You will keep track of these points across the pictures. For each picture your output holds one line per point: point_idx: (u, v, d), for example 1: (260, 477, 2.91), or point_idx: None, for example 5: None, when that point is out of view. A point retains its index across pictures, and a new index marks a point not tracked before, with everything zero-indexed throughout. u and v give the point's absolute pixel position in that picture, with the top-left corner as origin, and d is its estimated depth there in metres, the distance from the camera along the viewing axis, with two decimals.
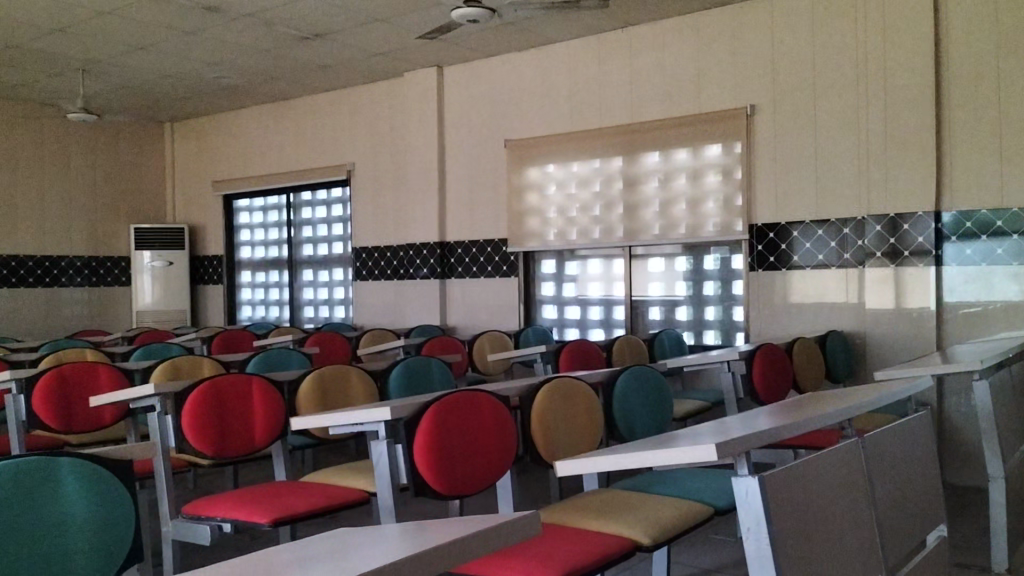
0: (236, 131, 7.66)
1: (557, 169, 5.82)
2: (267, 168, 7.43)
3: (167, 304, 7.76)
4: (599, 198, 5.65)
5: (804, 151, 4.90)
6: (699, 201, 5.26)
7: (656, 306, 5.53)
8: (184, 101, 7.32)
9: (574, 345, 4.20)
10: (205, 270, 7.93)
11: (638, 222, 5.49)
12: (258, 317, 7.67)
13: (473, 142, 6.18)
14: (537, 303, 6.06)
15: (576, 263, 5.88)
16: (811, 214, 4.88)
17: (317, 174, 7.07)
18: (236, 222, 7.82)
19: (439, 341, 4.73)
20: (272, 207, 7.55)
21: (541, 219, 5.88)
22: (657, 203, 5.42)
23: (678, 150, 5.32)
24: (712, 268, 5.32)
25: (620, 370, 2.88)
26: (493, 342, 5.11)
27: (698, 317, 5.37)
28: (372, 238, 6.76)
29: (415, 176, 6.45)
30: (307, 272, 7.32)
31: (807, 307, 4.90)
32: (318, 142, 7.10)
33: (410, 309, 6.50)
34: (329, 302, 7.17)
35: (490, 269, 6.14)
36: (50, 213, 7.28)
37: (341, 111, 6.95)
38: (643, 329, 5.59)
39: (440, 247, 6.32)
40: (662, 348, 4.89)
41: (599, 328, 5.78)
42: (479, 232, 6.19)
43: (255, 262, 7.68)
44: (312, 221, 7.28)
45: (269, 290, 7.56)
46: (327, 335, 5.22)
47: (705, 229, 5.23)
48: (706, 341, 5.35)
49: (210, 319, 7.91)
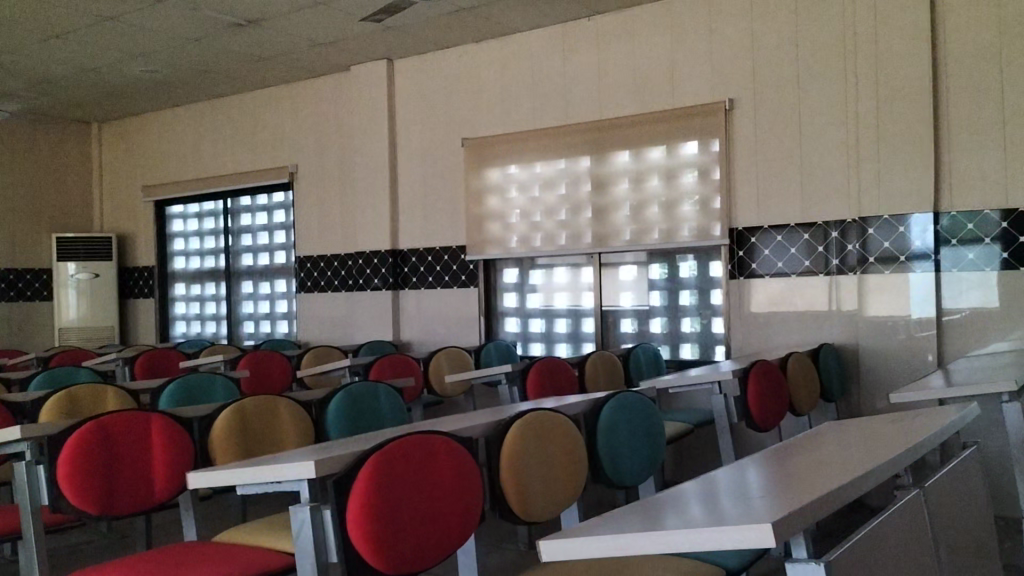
0: (168, 132, 7.06)
1: (518, 169, 5.34)
2: (202, 171, 6.84)
3: (93, 321, 7.11)
4: (564, 201, 5.19)
5: (788, 148, 4.49)
6: (674, 203, 4.82)
7: (628, 318, 5.08)
8: (110, 98, 6.71)
9: (542, 364, 3.70)
10: (135, 282, 7.29)
11: (608, 226, 5.03)
12: (193, 334, 7.06)
13: (426, 141, 5.68)
14: (498, 316, 5.56)
15: (540, 271, 5.40)
16: (797, 216, 4.47)
17: (256, 177, 6.50)
18: (170, 231, 7.20)
19: (390, 360, 4.21)
20: (208, 213, 6.96)
21: (502, 224, 5.39)
22: (627, 206, 4.97)
23: (650, 148, 4.88)
24: (688, 276, 4.88)
25: (606, 397, 2.39)
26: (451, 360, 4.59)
27: (674, 330, 4.92)
28: (317, 246, 6.21)
29: (364, 178, 5.92)
30: (246, 283, 6.74)
31: (795, 318, 4.47)
32: (258, 143, 6.53)
33: (359, 323, 5.96)
34: (271, 316, 6.59)
35: (445, 280, 5.62)
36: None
37: (283, 109, 6.40)
38: (614, 343, 5.13)
39: (392, 255, 5.78)
40: (637, 366, 4.42)
41: (566, 343, 5.31)
42: (433, 239, 5.68)
43: (190, 273, 7.07)
44: (252, 228, 6.70)
45: (206, 303, 6.97)
46: (262, 354, 4.67)
47: (682, 233, 4.78)
48: (684, 356, 4.90)
49: (140, 337, 7.27)
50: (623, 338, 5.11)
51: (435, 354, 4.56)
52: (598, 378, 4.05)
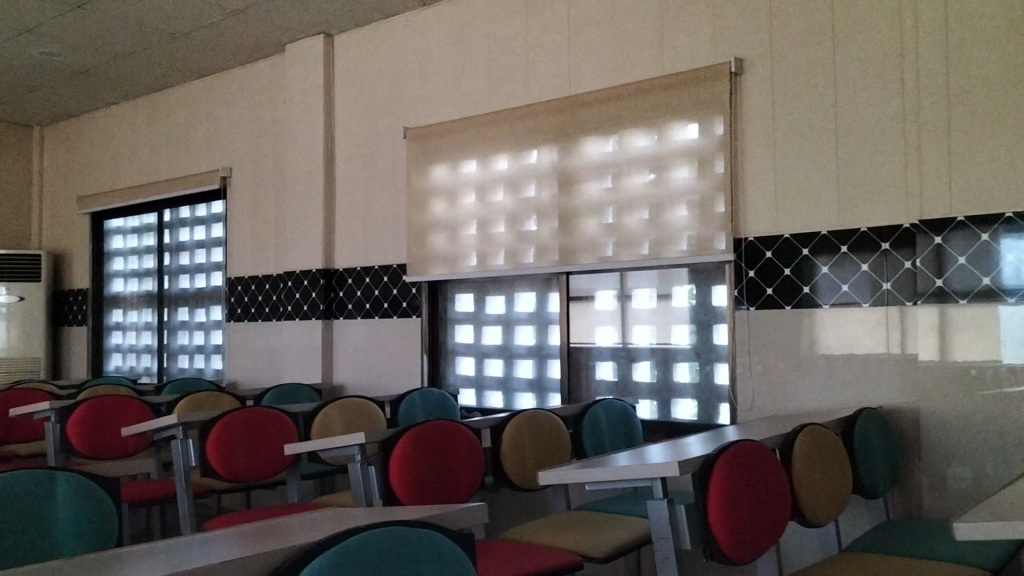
0: (105, 133, 6.08)
1: (470, 167, 4.10)
2: (136, 178, 5.84)
3: (22, 350, 6.15)
4: (524, 206, 3.94)
5: (819, 124, 3.17)
6: (664, 205, 3.53)
7: (609, 360, 3.79)
8: (32, 93, 5.74)
9: (416, 430, 2.45)
10: (69, 307, 6.32)
11: (578, 239, 3.76)
12: (126, 368, 6.03)
13: (368, 134, 4.52)
14: (448, 356, 4.32)
15: (500, 298, 4.16)
16: (830, 222, 3.14)
17: (188, 183, 5.44)
18: (107, 248, 6.21)
19: (236, 417, 3.01)
20: (143, 228, 5.93)
21: (449, 236, 4.16)
22: (605, 211, 3.69)
23: (635, 132, 3.61)
24: (683, 306, 3.58)
25: (332, 537, 1.19)
26: (346, 416, 3.36)
27: (665, 376, 3.63)
28: (249, 266, 5.09)
29: (295, 181, 4.78)
30: (179, 310, 5.69)
31: (829, 365, 3.13)
32: (193, 141, 5.48)
33: (286, 360, 4.79)
34: (204, 349, 5.51)
35: (385, 307, 4.42)
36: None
37: (218, 101, 5.32)
38: (591, 394, 3.85)
39: (323, 275, 4.61)
40: (592, 430, 3.10)
41: (528, 393, 4.04)
42: (372, 256, 4.49)
43: (125, 297, 6.06)
44: (186, 244, 5.64)
45: (140, 333, 5.94)
46: (110, 400, 3.55)
47: (674, 247, 3.49)
48: (678, 415, 3.59)
49: (72, 370, 6.27)
50: (601, 388, 3.82)
51: (322, 407, 3.33)
52: (522, 450, 2.78)
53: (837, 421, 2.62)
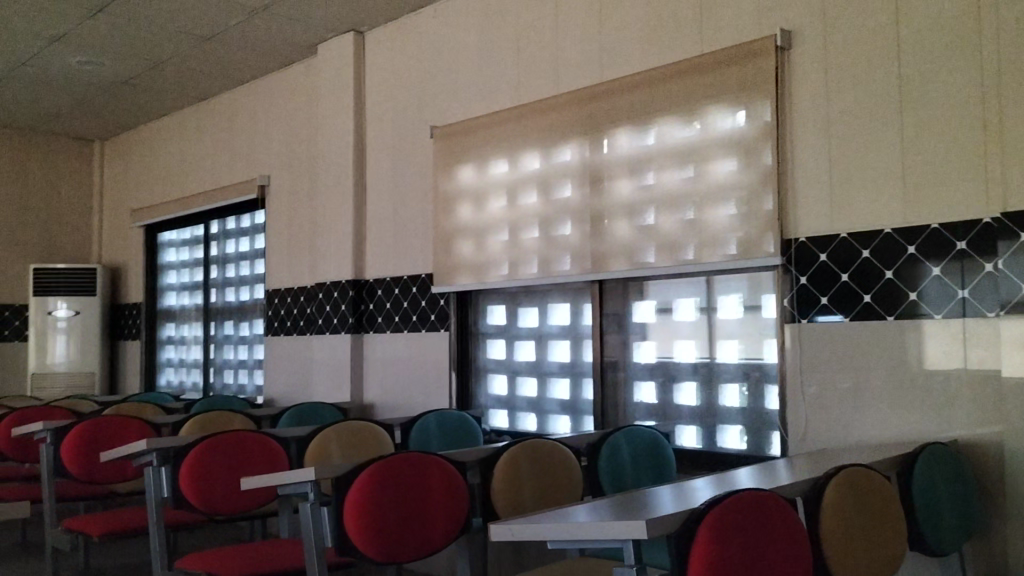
0: (156, 145, 6.01)
1: (498, 167, 3.75)
2: (184, 190, 5.73)
3: (81, 367, 6.14)
4: (554, 208, 3.56)
5: (883, 102, 2.67)
6: (705, 203, 3.09)
7: (649, 380, 3.35)
8: (83, 107, 5.71)
9: (377, 468, 2.11)
10: (126, 321, 6.29)
11: (611, 244, 3.35)
12: (177, 383, 5.93)
13: (397, 136, 4.22)
14: (478, 373, 3.95)
15: (533, 311, 3.75)
16: (895, 218, 2.64)
17: (229, 193, 5.28)
18: (160, 261, 6.14)
19: (217, 444, 2.75)
20: (191, 240, 5.82)
21: (476, 243, 3.81)
22: (641, 212, 3.27)
23: (673, 121, 3.18)
24: (729, 319, 3.12)
25: None
26: (346, 441, 3.06)
27: (711, 399, 3.17)
28: (284, 277, 4.87)
29: (326, 188, 4.53)
30: (224, 324, 5.53)
31: (895, 388, 2.62)
32: (234, 150, 5.31)
33: (317, 377, 4.53)
34: (246, 364, 5.33)
35: (414, 320, 4.10)
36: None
37: (257, 107, 5.15)
38: (630, 418, 3.41)
39: (353, 286, 4.34)
40: (609, 462, 2.69)
41: (561, 416, 3.63)
42: (401, 265, 4.19)
43: (176, 311, 5.96)
44: (230, 256, 5.48)
45: (188, 347, 5.82)
46: (108, 421, 3.34)
47: (717, 250, 3.04)
48: (726, 444, 3.11)
49: (128, 385, 6.22)
50: (641, 411, 3.38)
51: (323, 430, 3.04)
52: (518, 487, 2.40)
53: (892, 463, 2.15)
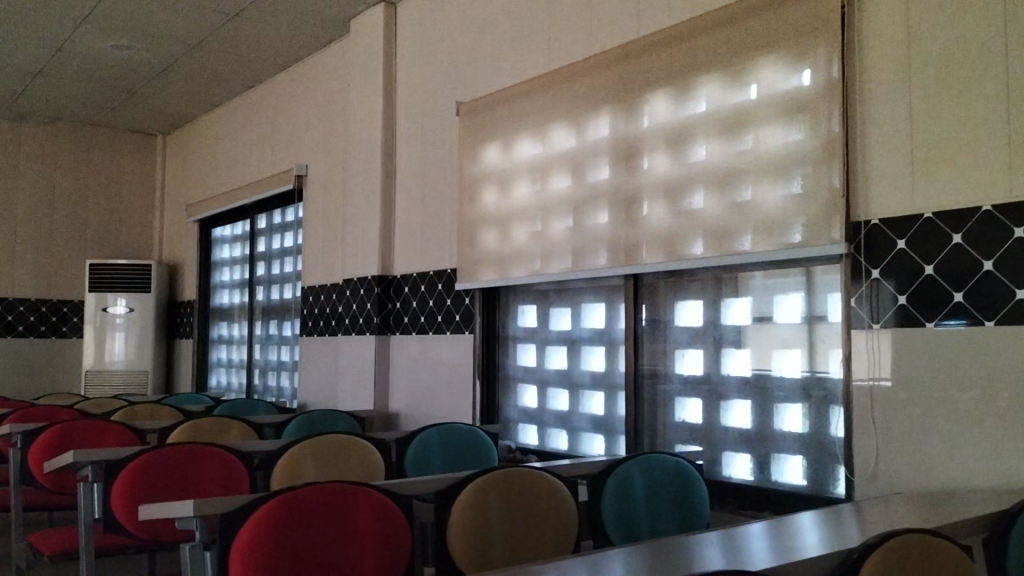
0: (210, 137, 5.80)
1: (526, 146, 3.25)
2: (232, 182, 5.47)
3: (137, 365, 5.99)
4: (586, 192, 3.02)
5: (984, 44, 2.03)
6: (759, 180, 2.49)
7: (691, 397, 2.78)
8: (133, 99, 5.55)
9: (292, 495, 1.67)
10: (182, 319, 6.12)
11: (647, 232, 2.80)
12: (225, 384, 5.69)
13: (426, 115, 3.79)
14: (506, 381, 3.46)
15: (565, 311, 3.22)
16: (995, 193, 2.00)
17: (269, 185, 4.98)
18: (213, 257, 5.92)
19: (153, 462, 2.34)
20: (241, 235, 5.55)
21: (501, 233, 3.33)
22: (685, 194, 2.69)
23: (720, 82, 2.60)
24: (787, 323, 2.50)
25: None
26: (324, 455, 2.58)
27: (764, 422, 2.56)
28: (319, 273, 4.52)
29: (356, 175, 4.14)
30: (267, 323, 5.24)
31: (992, 416, 1.97)
32: (276, 140, 5.01)
33: (344, 382, 4.14)
34: (285, 367, 5.00)
35: (439, 321, 3.65)
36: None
37: (296, 93, 4.82)
38: (670, 442, 2.83)
39: (379, 282, 3.92)
40: (618, 496, 2.12)
41: (592, 435, 3.08)
42: (427, 260, 3.74)
43: (226, 309, 5.72)
44: (273, 251, 5.18)
45: (236, 347, 5.56)
46: (86, 425, 3.00)
47: (771, 238, 2.44)
48: (784, 479, 2.49)
49: (182, 385, 6.04)
50: (681, 433, 2.80)
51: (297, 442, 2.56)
52: (484, 532, 1.90)
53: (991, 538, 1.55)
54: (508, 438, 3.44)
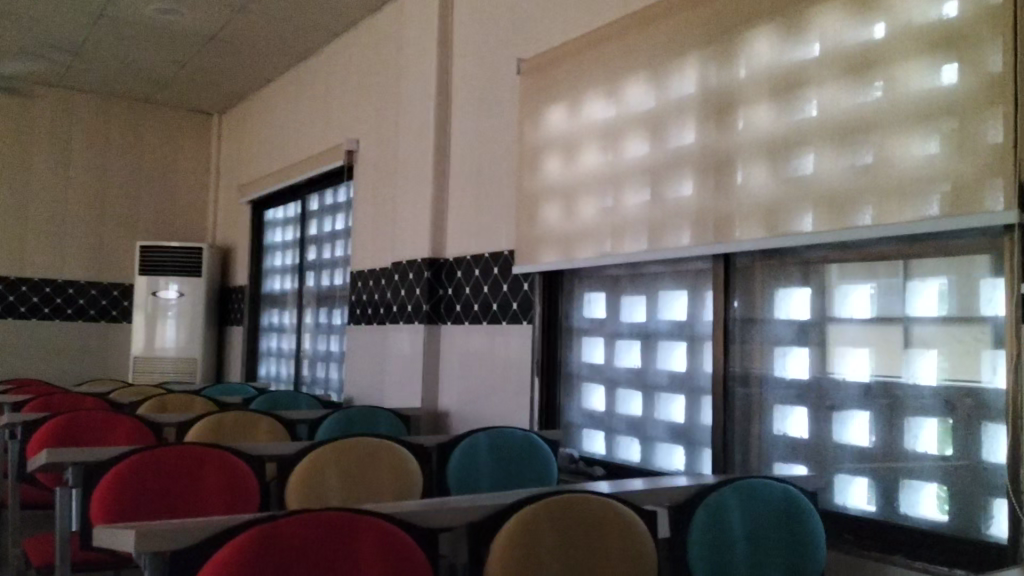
0: (263, 113, 5.49)
1: (595, 107, 2.78)
2: (284, 161, 5.14)
3: (187, 353, 5.70)
4: (667, 158, 2.54)
5: None
6: (892, 136, 1.97)
7: (796, 406, 2.27)
8: (184, 72, 5.26)
9: (260, 531, 1.24)
10: (233, 306, 5.84)
11: (741, 205, 2.31)
12: (274, 374, 5.37)
13: (484, 77, 3.35)
14: (569, 380, 2.99)
15: (643, 305, 2.73)
16: None
17: (319, 162, 4.62)
18: (265, 241, 5.62)
19: (139, 465, 1.96)
20: (292, 218, 5.21)
21: (566, 208, 2.87)
22: (793, 157, 2.19)
23: (838, 15, 2.10)
24: (924, 318, 1.98)
25: None
26: (345, 466, 2.16)
27: (890, 440, 2.05)
28: (368, 257, 4.13)
29: (407, 147, 3.73)
30: (316, 311, 4.89)
31: None
32: (328, 112, 4.64)
33: (391, 375, 3.74)
34: (333, 358, 4.64)
35: (493, 310, 3.20)
36: (16, 223, 5.49)
37: (348, 62, 4.45)
38: (769, 458, 2.33)
39: (429, 265, 3.50)
40: (706, 534, 1.68)
41: (670, 447, 2.60)
42: (482, 241, 3.30)
43: (276, 295, 5.40)
44: (323, 234, 4.82)
45: (285, 336, 5.23)
46: (92, 417, 2.66)
47: (904, 210, 1.93)
48: (916, 512, 1.99)
49: (232, 375, 5.75)
50: (783, 447, 2.30)
51: (313, 448, 2.16)
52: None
53: None
54: (570, 445, 2.98)
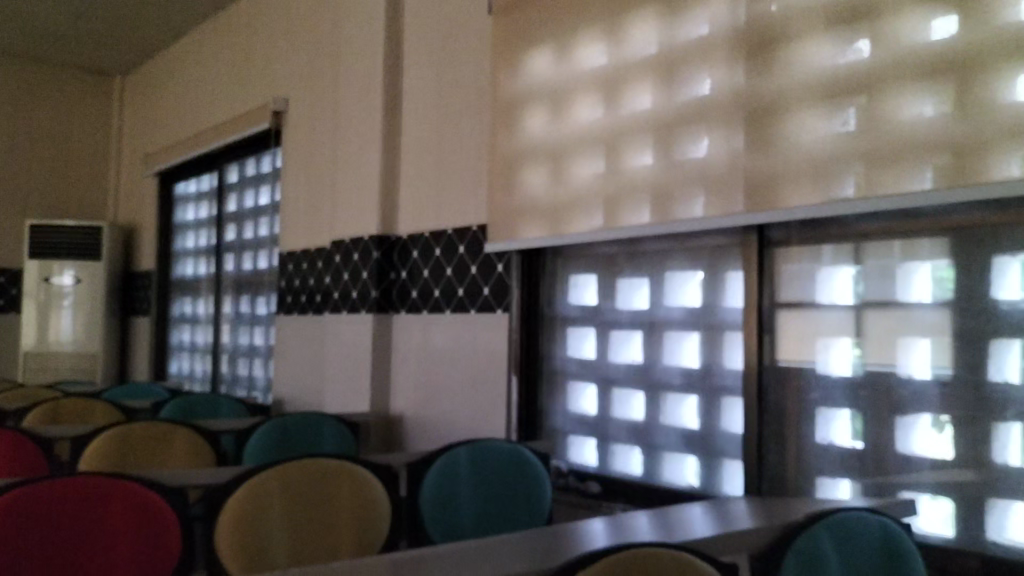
0: (174, 75, 4.86)
1: (589, 51, 2.34)
2: (198, 128, 4.53)
3: (85, 347, 5.04)
4: (680, 111, 2.12)
5: None
6: (981, 75, 1.56)
7: (844, 406, 1.87)
8: (79, 26, 4.60)
9: None
10: (138, 294, 5.19)
11: (771, 167, 1.89)
12: (187, 371, 4.77)
13: (444, 23, 2.86)
14: (552, 377, 2.56)
15: (643, 286, 2.32)
16: None
17: (239, 128, 4.05)
18: (175, 220, 4.99)
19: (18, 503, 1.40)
20: (208, 193, 4.61)
21: (551, 172, 2.42)
22: (842, 105, 1.77)
23: None
24: (1023, 302, 1.60)
25: None
26: (289, 499, 1.67)
27: (972, 450, 1.66)
28: (301, 236, 3.60)
29: (349, 107, 3.22)
30: (237, 300, 4.31)
31: None
32: (250, 72, 4.08)
33: (332, 373, 3.24)
34: (258, 352, 4.08)
35: (459, 296, 2.73)
36: None
37: (274, 13, 3.89)
38: (812, 470, 1.92)
39: (377, 245, 3.01)
40: None
41: (680, 458, 2.20)
42: (442, 215, 2.83)
43: (189, 282, 4.80)
44: (244, 211, 4.25)
45: (200, 328, 4.64)
46: None
47: (998, 164, 1.52)
48: (1007, 537, 1.59)
49: (138, 371, 5.12)
50: (830, 458, 1.89)
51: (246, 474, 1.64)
52: None
53: None
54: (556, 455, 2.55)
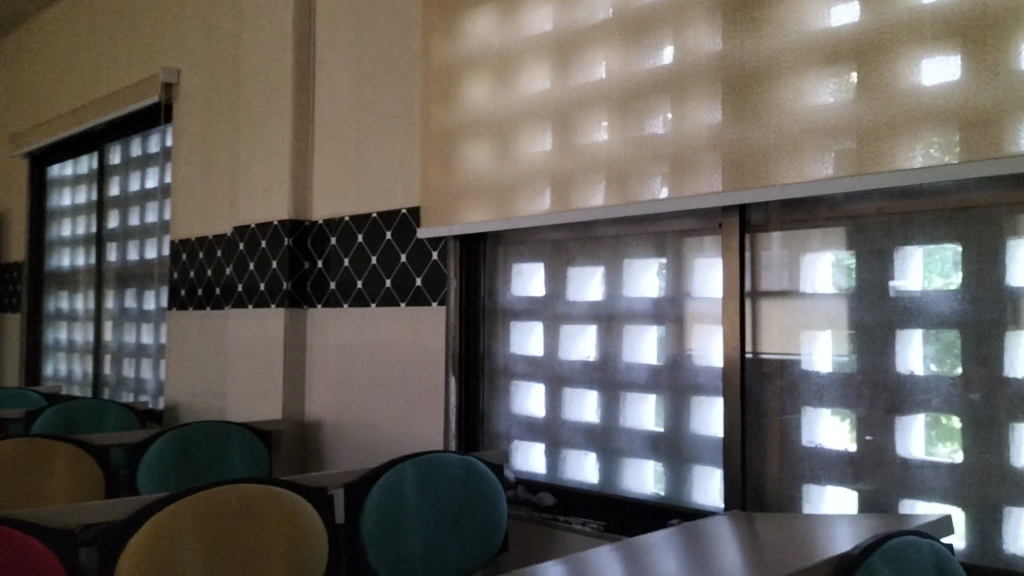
0: (47, 43, 4.36)
1: (537, 13, 2.10)
2: (76, 103, 4.07)
3: None
4: (641, 80, 1.89)
5: None
6: (1006, 35, 1.38)
7: (833, 405, 1.69)
8: None
9: None
10: (7, 288, 4.66)
11: (751, 143, 1.69)
12: (65, 374, 4.29)
13: None
14: (493, 377, 2.31)
15: (598, 275, 2.09)
16: None
17: (122, 102, 3.62)
18: (47, 206, 4.48)
19: None
20: (86, 176, 4.14)
21: (495, 149, 2.17)
22: (840, 72, 1.58)
23: None
24: None
25: None
26: (208, 538, 1.36)
27: (982, 453, 1.50)
28: (197, 223, 3.23)
29: (253, 77, 2.88)
30: (121, 294, 3.88)
31: None
32: (136, 41, 3.65)
33: (237, 375, 2.89)
34: (146, 352, 3.67)
35: (386, 288, 2.45)
36: None
37: None
38: (796, 477, 1.74)
39: (290, 231, 2.69)
40: None
41: (642, 465, 1.98)
42: (364, 198, 2.53)
43: (66, 275, 4.31)
44: (128, 195, 3.82)
45: (78, 326, 4.17)
46: None
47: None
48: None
49: (8, 375, 4.60)
50: (818, 463, 1.71)
51: (148, 512, 1.32)
52: None
53: None
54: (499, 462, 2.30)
